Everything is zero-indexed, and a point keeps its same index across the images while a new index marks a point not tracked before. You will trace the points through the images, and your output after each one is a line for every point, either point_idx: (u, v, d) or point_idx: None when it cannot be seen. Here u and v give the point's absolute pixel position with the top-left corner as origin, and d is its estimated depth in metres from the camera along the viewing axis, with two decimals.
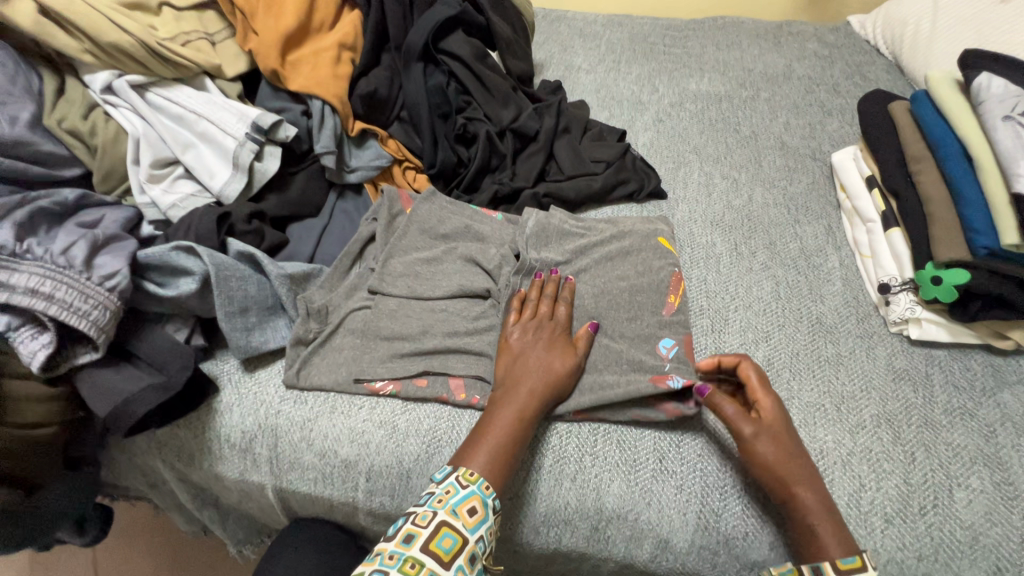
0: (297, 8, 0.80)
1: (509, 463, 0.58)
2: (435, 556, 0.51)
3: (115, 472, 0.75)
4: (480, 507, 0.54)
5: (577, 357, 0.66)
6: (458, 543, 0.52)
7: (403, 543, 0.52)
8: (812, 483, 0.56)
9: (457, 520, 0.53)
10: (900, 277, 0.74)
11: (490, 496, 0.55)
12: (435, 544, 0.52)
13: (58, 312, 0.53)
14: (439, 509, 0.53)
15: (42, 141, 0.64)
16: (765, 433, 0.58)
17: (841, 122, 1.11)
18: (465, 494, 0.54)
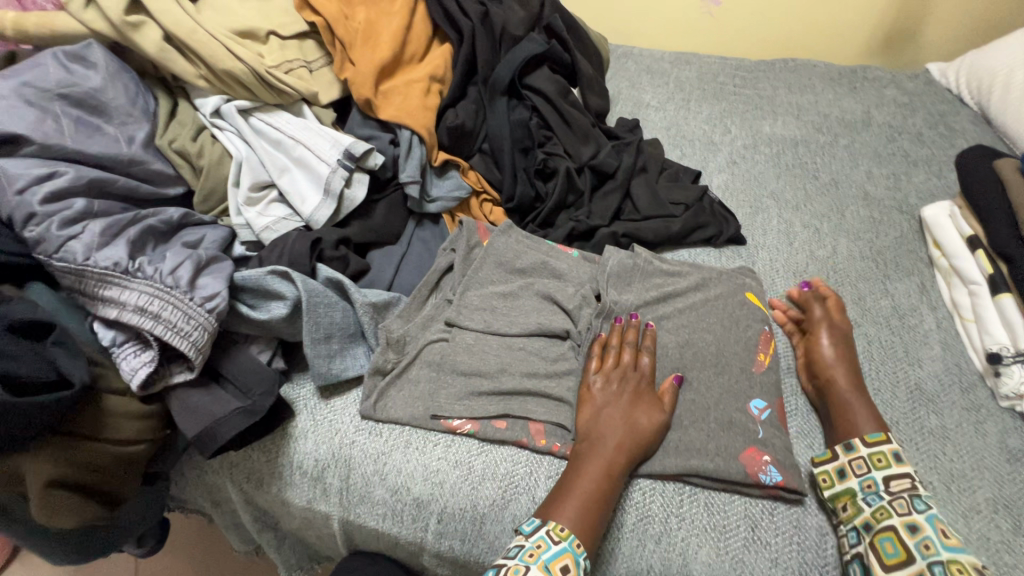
0: (393, 40, 0.81)
1: (598, 520, 0.56)
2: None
3: (182, 486, 0.75)
4: (573, 566, 0.53)
5: (663, 412, 0.64)
6: None
7: None
8: (852, 369, 0.69)
9: None
10: (1013, 347, 0.69)
11: (581, 554, 0.54)
12: None
13: (164, 332, 0.54)
14: (532, 565, 0.52)
15: (154, 160, 0.66)
16: (825, 341, 0.72)
17: (927, 174, 1.07)
18: (556, 551, 0.53)
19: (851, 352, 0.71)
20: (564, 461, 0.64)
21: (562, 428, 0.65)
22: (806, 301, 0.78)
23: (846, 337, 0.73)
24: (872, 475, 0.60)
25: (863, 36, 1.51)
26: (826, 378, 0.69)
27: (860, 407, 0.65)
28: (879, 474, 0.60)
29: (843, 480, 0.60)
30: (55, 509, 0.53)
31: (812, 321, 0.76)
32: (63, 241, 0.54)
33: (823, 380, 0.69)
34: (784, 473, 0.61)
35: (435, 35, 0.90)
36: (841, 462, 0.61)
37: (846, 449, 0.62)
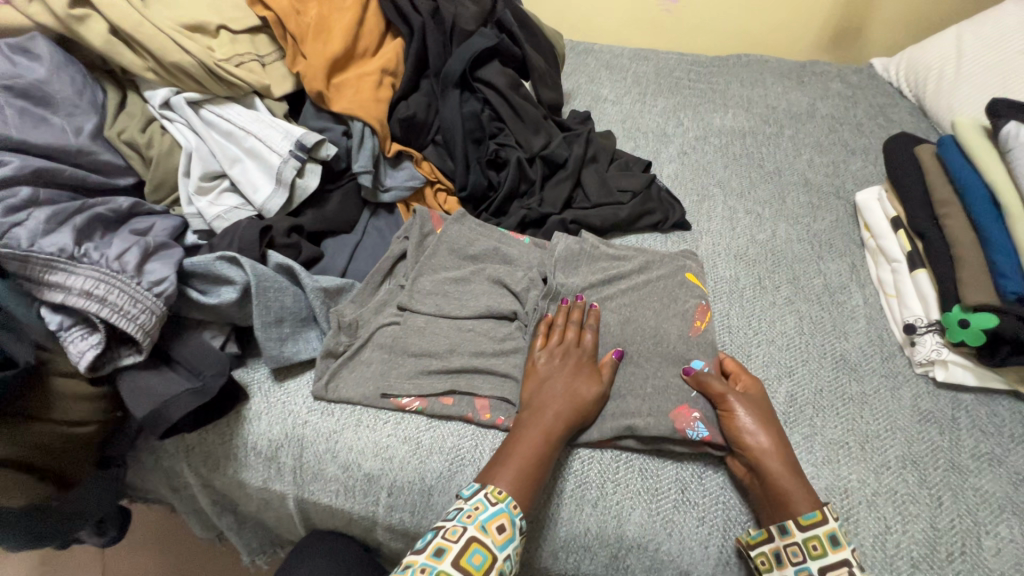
0: (344, 34, 0.84)
1: (535, 483, 0.59)
2: (466, 573, 0.53)
3: (140, 474, 0.76)
4: (508, 525, 0.56)
5: (602, 384, 0.67)
6: (487, 560, 0.54)
7: (434, 557, 0.54)
8: (779, 447, 0.61)
9: (486, 537, 0.55)
10: (926, 318, 0.74)
11: (517, 515, 0.56)
12: (464, 560, 0.53)
13: (110, 315, 0.55)
14: (469, 525, 0.55)
15: (102, 151, 0.67)
16: (741, 414, 0.63)
17: (864, 162, 1.12)
18: (493, 512, 0.56)
19: (769, 421, 0.63)
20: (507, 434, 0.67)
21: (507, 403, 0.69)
22: (698, 381, 0.67)
23: (756, 403, 0.65)
24: (807, 564, 0.55)
25: (813, 33, 1.58)
26: (755, 458, 0.60)
27: (795, 483, 0.58)
28: (815, 564, 0.55)
29: (779, 565, 0.55)
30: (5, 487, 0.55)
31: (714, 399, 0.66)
32: (8, 228, 0.55)
33: (750, 456, 0.60)
34: (711, 428, 0.64)
35: (388, 30, 0.92)
36: (779, 545, 0.56)
37: (784, 532, 0.56)
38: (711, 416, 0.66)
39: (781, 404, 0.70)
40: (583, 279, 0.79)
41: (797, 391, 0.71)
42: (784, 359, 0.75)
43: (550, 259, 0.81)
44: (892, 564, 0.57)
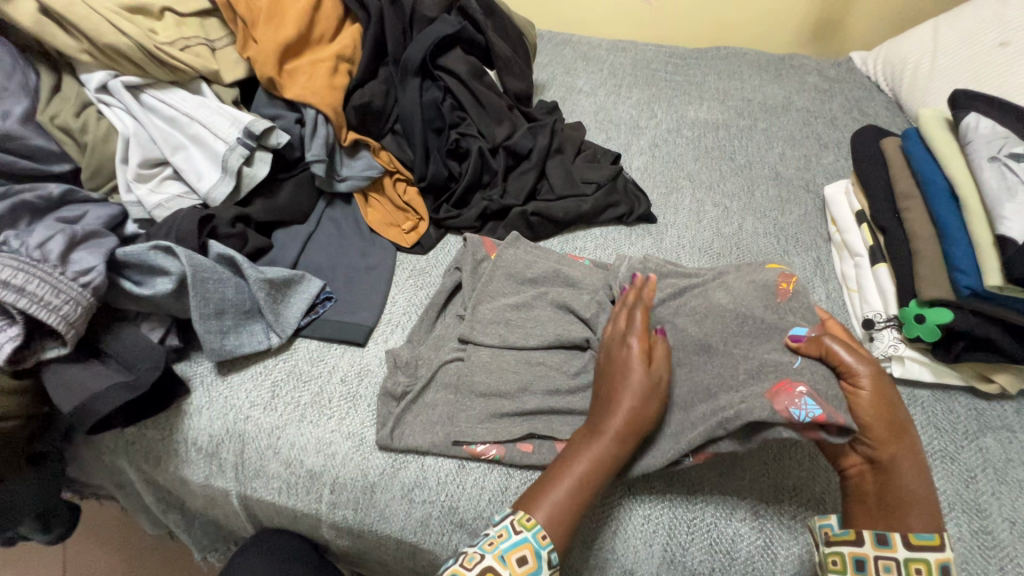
0: (297, 18, 0.81)
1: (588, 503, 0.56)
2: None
3: (84, 469, 0.74)
4: (531, 559, 0.53)
5: (653, 368, 0.59)
6: None
7: None
8: (912, 446, 0.55)
9: (503, 568, 0.53)
10: (884, 313, 0.72)
11: (543, 547, 0.54)
12: None
13: (29, 305, 0.53)
14: (488, 553, 0.53)
15: (33, 136, 0.64)
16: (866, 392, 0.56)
17: (837, 156, 1.11)
18: (516, 541, 0.54)
19: (897, 413, 0.56)
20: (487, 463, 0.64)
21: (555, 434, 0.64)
22: (816, 343, 0.58)
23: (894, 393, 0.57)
24: None
25: (793, 25, 1.56)
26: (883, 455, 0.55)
27: (918, 489, 0.54)
28: None
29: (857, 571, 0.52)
30: None
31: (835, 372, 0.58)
32: None
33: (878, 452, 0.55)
34: (824, 407, 0.54)
35: (346, 16, 0.89)
36: (864, 553, 0.52)
37: (879, 542, 0.52)
38: (818, 390, 0.55)
39: None
40: (539, 270, 0.77)
41: None
42: None
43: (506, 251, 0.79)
44: None
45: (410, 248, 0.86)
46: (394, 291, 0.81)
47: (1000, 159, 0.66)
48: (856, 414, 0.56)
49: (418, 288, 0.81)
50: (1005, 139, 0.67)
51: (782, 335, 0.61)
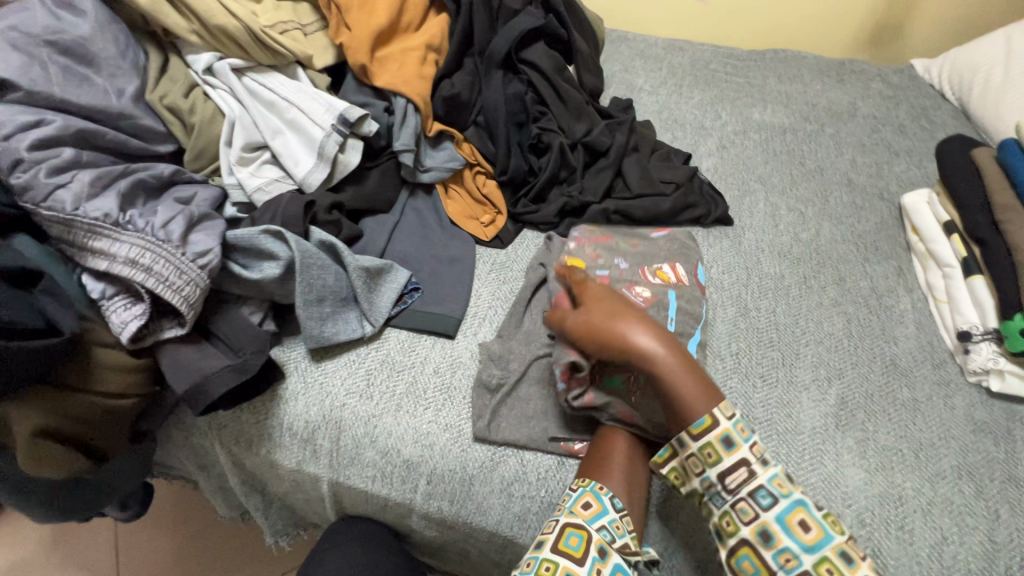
0: (389, 5, 0.81)
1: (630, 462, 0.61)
2: (567, 555, 0.53)
3: (168, 449, 0.75)
4: (596, 502, 0.56)
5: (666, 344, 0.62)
6: (583, 540, 0.54)
7: (535, 549, 0.55)
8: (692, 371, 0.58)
9: (575, 517, 0.55)
10: (982, 326, 0.72)
11: (604, 493, 0.57)
12: (563, 544, 0.54)
13: (155, 285, 0.53)
14: (560, 515, 0.56)
15: (144, 116, 0.64)
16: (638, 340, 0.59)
17: (908, 164, 1.10)
18: (577, 494, 0.57)
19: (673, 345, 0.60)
20: None
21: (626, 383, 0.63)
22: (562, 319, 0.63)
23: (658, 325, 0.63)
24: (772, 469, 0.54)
25: (853, 30, 1.54)
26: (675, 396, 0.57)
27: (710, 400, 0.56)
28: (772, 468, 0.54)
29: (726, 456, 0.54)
30: (42, 460, 0.52)
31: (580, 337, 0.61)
32: (51, 189, 0.53)
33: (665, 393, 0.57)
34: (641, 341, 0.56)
35: (432, 5, 0.89)
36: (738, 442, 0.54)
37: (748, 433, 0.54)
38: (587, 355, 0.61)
39: (831, 406, 0.68)
40: (627, 267, 0.76)
41: (847, 395, 0.69)
42: (833, 362, 0.73)
43: (592, 245, 0.79)
44: None
45: (489, 242, 0.86)
46: (478, 284, 0.80)
47: None
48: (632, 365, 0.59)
49: (501, 282, 0.81)
50: None
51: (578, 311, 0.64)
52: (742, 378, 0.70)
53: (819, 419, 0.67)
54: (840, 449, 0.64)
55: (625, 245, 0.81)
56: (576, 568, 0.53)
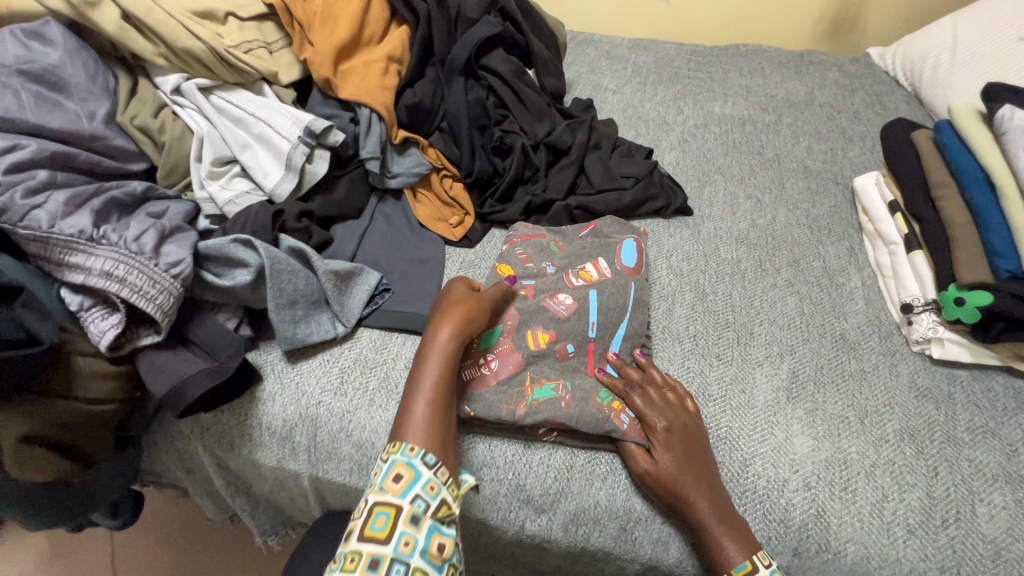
0: (350, 20, 0.84)
1: (443, 425, 0.59)
2: (372, 540, 0.51)
3: (154, 456, 0.77)
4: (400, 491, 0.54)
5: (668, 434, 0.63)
6: (390, 522, 0.52)
7: (361, 561, 0.50)
8: (706, 482, 0.60)
9: (386, 500, 0.53)
10: (923, 298, 0.76)
11: (413, 458, 0.55)
12: (369, 528, 0.52)
13: (130, 295, 0.57)
14: (369, 494, 0.54)
15: (115, 136, 0.68)
16: (663, 458, 0.61)
17: (862, 149, 1.14)
18: (388, 466, 0.55)
19: (697, 457, 0.62)
20: (551, 445, 0.67)
21: (555, 391, 0.67)
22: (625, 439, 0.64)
23: (702, 431, 0.64)
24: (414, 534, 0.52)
25: (811, 21, 1.58)
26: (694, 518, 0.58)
27: (722, 531, 0.57)
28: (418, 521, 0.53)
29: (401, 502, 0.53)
30: (23, 465, 0.55)
31: (631, 458, 0.63)
32: (28, 209, 0.56)
33: (682, 506, 0.59)
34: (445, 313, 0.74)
35: (393, 18, 0.93)
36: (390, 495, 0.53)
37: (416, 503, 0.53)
38: (629, 449, 0.63)
39: (782, 380, 0.72)
40: (552, 267, 0.77)
41: (798, 368, 0.73)
42: (786, 339, 0.77)
43: (521, 245, 0.81)
44: (888, 531, 0.59)
45: (458, 242, 0.89)
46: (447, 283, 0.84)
47: None
48: (653, 479, 0.60)
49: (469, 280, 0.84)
50: None
51: (590, 402, 0.66)
52: (699, 358, 0.74)
53: (771, 393, 0.70)
54: (789, 419, 0.68)
55: (554, 246, 0.81)
56: (382, 549, 0.51)
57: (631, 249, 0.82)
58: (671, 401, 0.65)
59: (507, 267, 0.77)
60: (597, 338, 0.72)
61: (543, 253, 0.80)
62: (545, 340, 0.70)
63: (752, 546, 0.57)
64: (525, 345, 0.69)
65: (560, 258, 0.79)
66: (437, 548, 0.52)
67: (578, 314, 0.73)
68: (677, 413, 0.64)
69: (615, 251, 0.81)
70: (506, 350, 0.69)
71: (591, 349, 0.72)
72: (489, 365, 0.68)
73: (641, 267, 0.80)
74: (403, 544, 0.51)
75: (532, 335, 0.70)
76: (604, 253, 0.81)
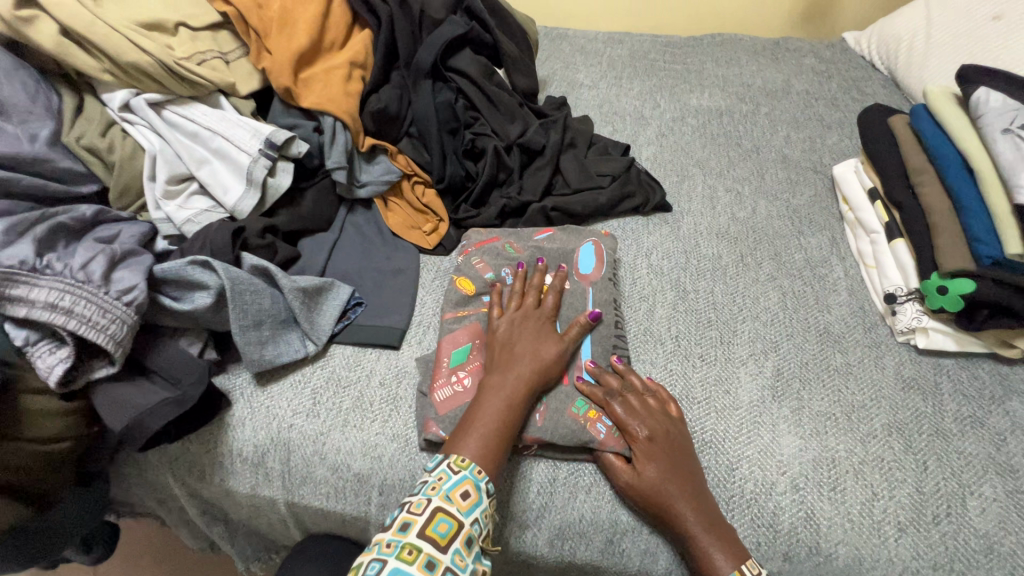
0: (308, 26, 0.81)
1: (506, 451, 0.59)
2: (431, 541, 0.51)
3: (124, 488, 0.74)
4: (473, 491, 0.54)
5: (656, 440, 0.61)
6: (453, 528, 0.52)
7: (399, 531, 0.52)
8: (694, 491, 0.58)
9: (451, 505, 0.53)
10: (906, 287, 0.75)
11: (481, 480, 0.55)
12: (431, 529, 0.52)
13: (78, 326, 0.54)
14: (434, 496, 0.53)
15: (61, 158, 0.65)
16: (648, 469, 0.59)
17: (840, 136, 1.13)
18: (456, 480, 0.54)
19: (683, 464, 0.60)
20: (532, 458, 0.64)
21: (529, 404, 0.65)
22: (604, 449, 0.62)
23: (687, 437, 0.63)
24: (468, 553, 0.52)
25: (785, 8, 1.57)
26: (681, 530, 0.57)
27: (711, 542, 0.56)
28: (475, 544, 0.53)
29: (467, 522, 0.53)
30: None
31: (614, 470, 0.61)
32: None
33: (668, 518, 0.57)
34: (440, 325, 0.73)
35: (355, 22, 0.89)
36: (453, 512, 0.53)
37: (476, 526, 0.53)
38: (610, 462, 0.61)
39: (767, 378, 0.70)
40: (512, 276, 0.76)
41: (783, 365, 0.72)
42: (769, 335, 0.75)
43: (478, 254, 0.79)
44: (879, 530, 0.58)
45: (432, 250, 0.86)
46: (421, 294, 0.81)
47: (1013, 130, 0.68)
48: (637, 491, 0.59)
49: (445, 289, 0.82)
50: (1016, 111, 0.70)
51: (565, 412, 0.64)
52: (682, 359, 0.72)
53: (756, 392, 0.69)
54: (775, 418, 0.66)
55: (510, 249, 0.79)
56: (438, 556, 0.51)
57: (590, 254, 0.78)
58: (654, 407, 0.63)
59: (468, 282, 0.76)
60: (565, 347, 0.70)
61: (500, 257, 0.78)
62: None
63: (742, 555, 0.56)
64: None
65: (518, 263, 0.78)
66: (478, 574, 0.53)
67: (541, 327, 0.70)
68: (662, 420, 0.62)
69: (572, 258, 0.78)
70: (477, 366, 0.69)
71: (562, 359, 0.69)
72: (463, 381, 0.67)
73: (599, 270, 0.77)
74: (456, 560, 0.51)
75: None
76: (565, 261, 0.78)
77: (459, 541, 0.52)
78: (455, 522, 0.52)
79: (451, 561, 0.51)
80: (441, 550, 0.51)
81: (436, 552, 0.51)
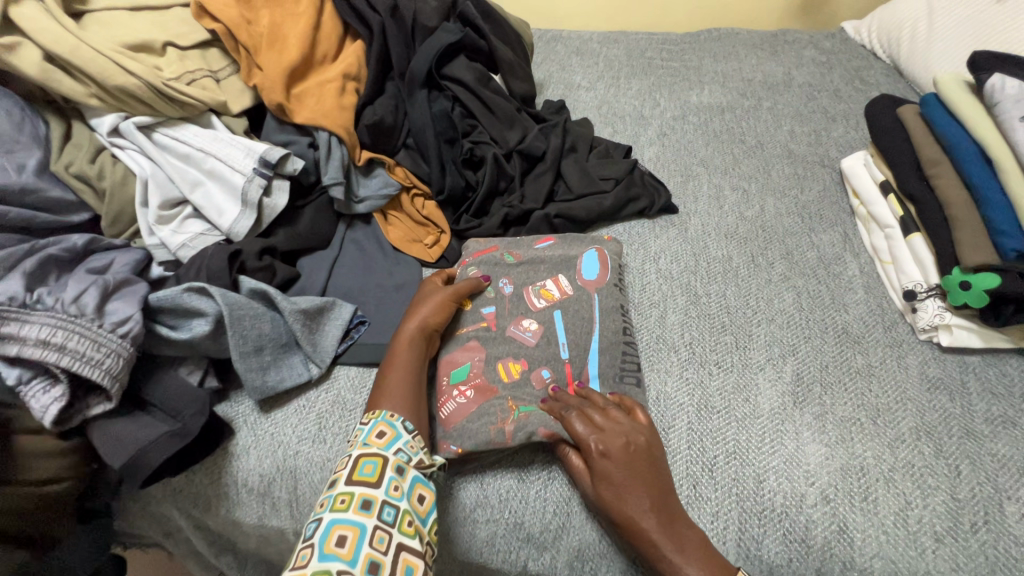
0: (299, 40, 0.79)
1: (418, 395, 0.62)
2: (363, 483, 0.52)
3: (128, 521, 0.72)
4: (388, 429, 0.56)
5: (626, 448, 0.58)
6: (378, 464, 0.53)
7: (328, 489, 0.52)
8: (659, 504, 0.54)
9: (370, 447, 0.54)
10: (925, 283, 0.72)
11: (395, 420, 0.57)
12: (358, 473, 0.52)
13: (71, 362, 0.52)
14: (352, 449, 0.55)
15: (49, 187, 0.64)
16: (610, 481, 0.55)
17: (846, 128, 1.11)
18: (371, 425, 0.57)
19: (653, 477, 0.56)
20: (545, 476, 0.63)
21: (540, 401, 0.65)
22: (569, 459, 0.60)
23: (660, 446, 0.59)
24: (403, 476, 0.53)
25: None
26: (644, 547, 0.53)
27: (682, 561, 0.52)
28: (410, 469, 0.54)
29: (392, 454, 0.54)
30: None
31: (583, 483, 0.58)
32: None
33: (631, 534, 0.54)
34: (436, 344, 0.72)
35: (346, 33, 0.88)
36: (374, 450, 0.54)
37: (400, 454, 0.55)
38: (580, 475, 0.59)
39: (787, 384, 0.68)
40: (511, 287, 0.75)
41: (803, 370, 0.69)
42: (786, 338, 0.73)
43: (474, 263, 0.78)
44: (915, 541, 0.55)
45: (435, 263, 0.84)
46: None
47: None
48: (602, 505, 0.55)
49: None
50: None
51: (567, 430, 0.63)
52: (698, 367, 0.70)
53: (777, 400, 0.66)
54: (799, 425, 0.64)
55: (509, 258, 0.78)
56: (373, 492, 0.51)
57: (594, 261, 0.77)
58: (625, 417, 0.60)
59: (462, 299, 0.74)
60: (572, 357, 0.68)
61: (498, 268, 0.77)
62: (517, 372, 0.67)
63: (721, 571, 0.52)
64: (498, 378, 0.66)
65: (516, 273, 0.77)
66: (418, 499, 0.53)
67: (546, 338, 0.70)
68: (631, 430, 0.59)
69: (576, 265, 0.77)
70: (480, 384, 0.66)
71: (568, 369, 0.68)
72: (463, 394, 0.65)
73: (605, 275, 0.76)
74: (391, 489, 0.52)
75: (503, 366, 0.67)
76: (567, 267, 0.77)
77: (388, 471, 0.53)
78: (379, 458, 0.54)
79: (387, 493, 0.51)
80: (373, 485, 0.51)
81: (369, 489, 0.51)
